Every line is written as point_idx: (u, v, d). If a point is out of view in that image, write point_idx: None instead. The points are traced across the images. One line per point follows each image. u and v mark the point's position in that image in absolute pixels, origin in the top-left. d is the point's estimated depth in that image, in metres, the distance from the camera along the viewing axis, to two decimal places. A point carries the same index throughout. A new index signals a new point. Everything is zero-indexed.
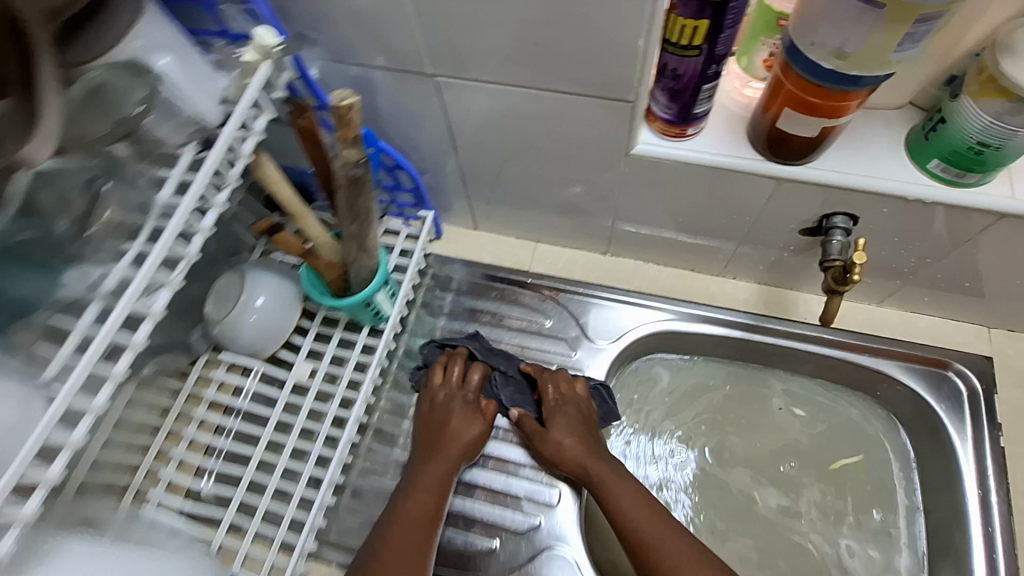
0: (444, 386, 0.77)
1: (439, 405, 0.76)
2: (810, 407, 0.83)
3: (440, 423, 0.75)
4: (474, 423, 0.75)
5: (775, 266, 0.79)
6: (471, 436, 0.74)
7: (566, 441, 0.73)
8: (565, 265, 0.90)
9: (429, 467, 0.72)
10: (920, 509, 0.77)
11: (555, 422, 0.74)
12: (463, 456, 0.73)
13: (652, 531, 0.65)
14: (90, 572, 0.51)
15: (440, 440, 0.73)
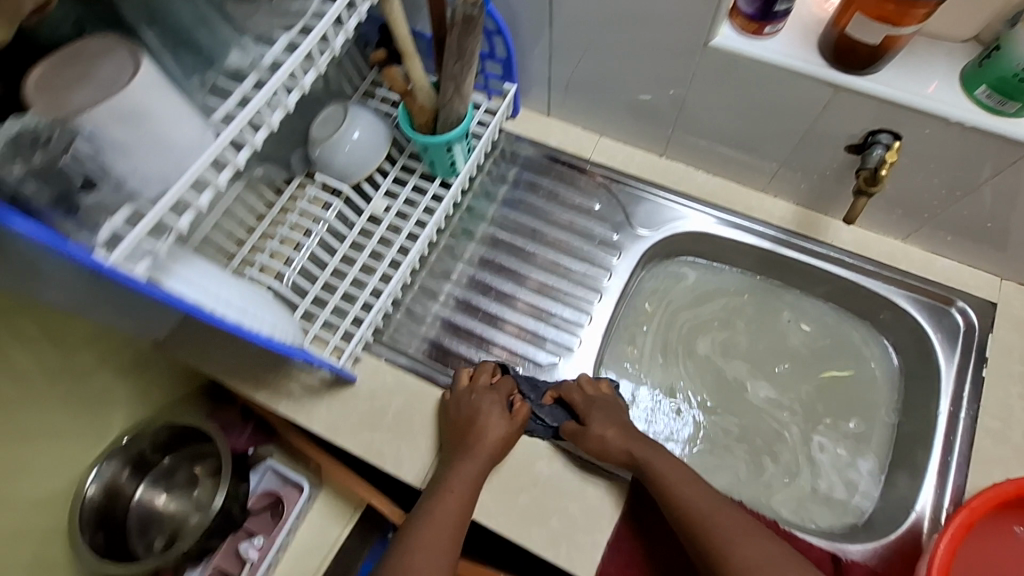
0: (474, 381, 0.81)
1: (470, 405, 0.77)
2: (816, 323, 0.92)
3: (468, 422, 0.76)
4: (501, 423, 0.76)
5: (816, 186, 0.85)
6: (499, 439, 0.76)
7: (608, 437, 0.76)
8: (623, 159, 0.96)
9: (460, 469, 0.73)
10: (895, 424, 0.85)
11: (592, 420, 0.78)
12: (491, 458, 0.75)
13: (706, 507, 0.69)
14: (208, 281, 0.62)
15: (471, 442, 0.74)
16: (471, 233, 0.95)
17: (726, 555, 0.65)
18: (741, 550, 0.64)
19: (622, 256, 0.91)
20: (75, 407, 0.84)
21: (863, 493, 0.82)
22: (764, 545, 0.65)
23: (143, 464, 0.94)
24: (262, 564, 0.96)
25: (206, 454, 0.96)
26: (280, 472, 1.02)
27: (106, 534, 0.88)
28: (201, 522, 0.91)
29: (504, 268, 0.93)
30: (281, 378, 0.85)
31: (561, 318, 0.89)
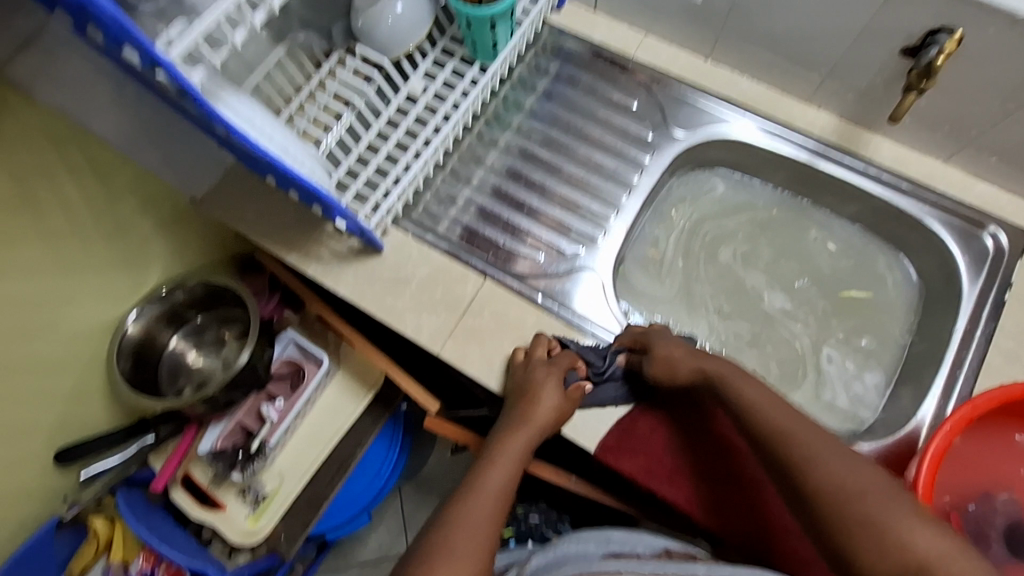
0: (532, 354, 0.77)
1: (527, 375, 0.75)
2: (843, 243, 0.92)
3: (523, 391, 0.74)
4: (556, 396, 0.73)
5: (863, 96, 0.83)
6: (553, 413, 0.73)
7: (667, 357, 0.73)
8: (666, 60, 0.95)
9: (512, 437, 0.71)
10: (907, 344, 0.86)
11: (653, 348, 0.75)
12: (544, 430, 0.72)
13: (787, 426, 0.60)
14: (252, 114, 0.63)
15: (524, 409, 0.73)
16: (508, 123, 0.97)
17: (805, 471, 0.56)
18: (828, 466, 0.55)
19: (654, 155, 0.92)
20: (116, 251, 0.87)
21: (865, 404, 0.84)
22: (852, 460, 0.55)
23: (177, 317, 0.99)
24: (281, 425, 1.03)
25: (236, 318, 1.01)
26: (303, 346, 1.07)
27: (138, 369, 0.95)
28: (224, 376, 0.95)
29: (537, 158, 0.94)
30: (313, 243, 0.88)
31: (589, 212, 0.90)
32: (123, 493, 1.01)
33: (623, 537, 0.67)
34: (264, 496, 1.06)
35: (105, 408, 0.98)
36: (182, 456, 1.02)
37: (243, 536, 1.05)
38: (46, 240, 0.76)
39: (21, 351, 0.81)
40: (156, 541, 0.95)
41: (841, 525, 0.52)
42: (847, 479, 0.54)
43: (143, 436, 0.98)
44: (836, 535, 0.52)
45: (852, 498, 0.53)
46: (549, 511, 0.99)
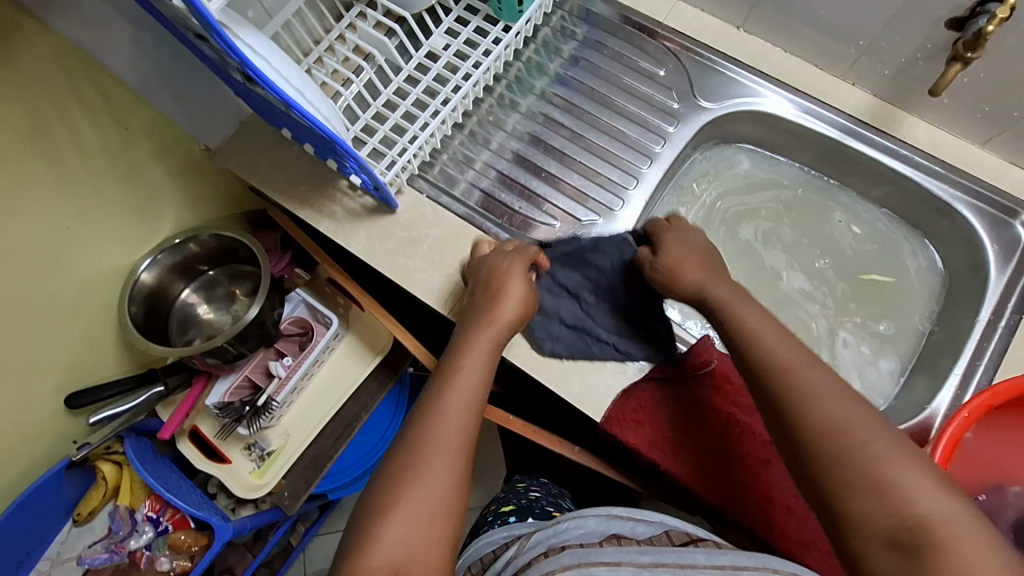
0: (496, 252, 0.78)
1: (488, 278, 0.75)
2: (867, 226, 0.89)
3: (488, 287, 0.74)
4: (512, 293, 0.73)
5: (900, 74, 0.80)
6: (516, 307, 0.72)
7: (681, 263, 0.72)
8: (697, 28, 0.91)
9: (479, 336, 0.69)
10: (926, 331, 0.84)
11: (663, 250, 0.74)
12: (509, 327, 0.71)
13: (789, 359, 0.57)
14: (267, 52, 0.62)
15: (489, 309, 0.72)
16: (530, 87, 0.95)
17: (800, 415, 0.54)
18: (828, 409, 0.53)
19: (679, 126, 0.89)
20: (130, 198, 0.87)
21: (878, 390, 0.82)
22: (853, 402, 0.53)
23: (189, 270, 1.00)
24: (289, 382, 1.03)
25: (246, 275, 1.03)
26: (312, 306, 1.07)
27: (148, 317, 0.95)
28: (232, 328, 0.95)
29: (557, 124, 0.92)
30: (326, 199, 0.87)
31: (608, 182, 0.88)
32: (132, 439, 1.01)
33: (626, 518, 0.64)
34: (268, 452, 1.08)
35: (116, 355, 1.00)
36: (188, 410, 1.03)
37: (247, 490, 1.06)
38: (59, 181, 0.76)
39: (34, 290, 0.82)
40: (163, 490, 0.97)
41: (840, 480, 0.50)
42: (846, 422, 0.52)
43: (152, 386, 0.99)
44: (826, 480, 0.51)
45: (851, 448, 0.50)
46: (550, 487, 0.94)
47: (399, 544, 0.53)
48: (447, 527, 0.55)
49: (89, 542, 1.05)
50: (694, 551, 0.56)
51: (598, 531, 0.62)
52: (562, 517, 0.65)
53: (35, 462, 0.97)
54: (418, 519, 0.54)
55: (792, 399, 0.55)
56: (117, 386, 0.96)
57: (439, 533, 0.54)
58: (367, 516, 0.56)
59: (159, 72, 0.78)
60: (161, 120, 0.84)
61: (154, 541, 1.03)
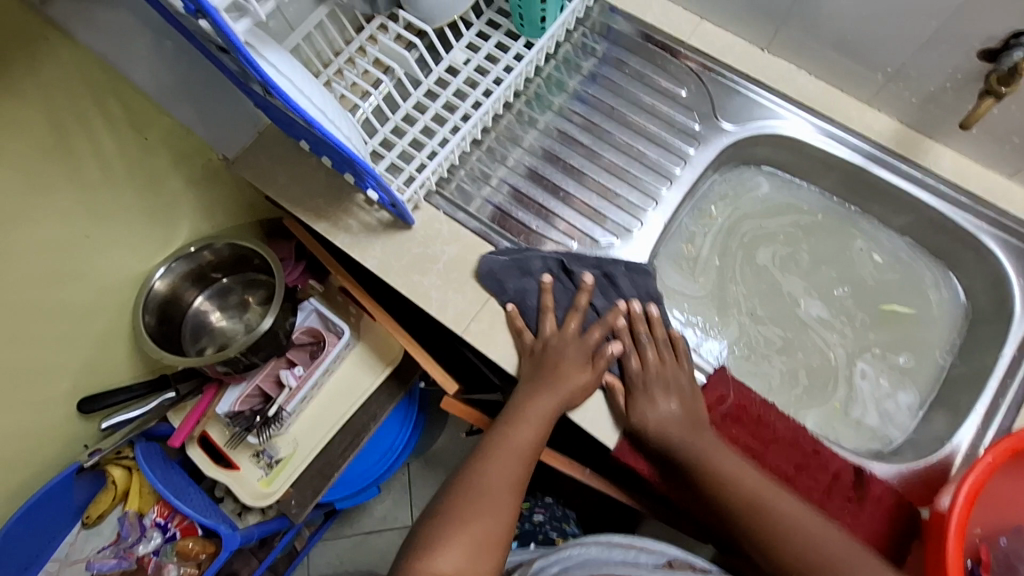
0: (556, 334, 0.77)
1: (552, 356, 0.75)
2: (888, 255, 0.88)
3: (552, 361, 0.74)
4: (582, 374, 0.74)
5: (928, 102, 0.79)
6: (578, 388, 0.73)
7: (650, 420, 0.71)
8: (721, 47, 0.90)
9: (536, 401, 0.73)
10: (946, 365, 0.82)
11: (637, 399, 0.73)
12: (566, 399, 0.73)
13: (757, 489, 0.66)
14: (289, 69, 0.61)
15: (550, 379, 0.73)
16: (549, 103, 0.94)
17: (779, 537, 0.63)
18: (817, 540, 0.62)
19: (700, 148, 0.88)
20: (148, 206, 0.87)
21: (895, 423, 0.81)
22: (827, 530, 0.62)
23: (203, 278, 1.00)
24: (300, 392, 1.04)
25: (260, 283, 1.03)
26: (324, 316, 1.07)
27: (162, 327, 0.95)
28: (245, 338, 0.96)
29: (575, 142, 0.92)
30: (342, 213, 0.87)
31: (626, 203, 0.87)
32: (143, 446, 1.01)
33: (629, 545, 0.66)
34: (277, 460, 1.08)
35: (129, 360, 1.00)
36: (200, 416, 1.03)
37: (255, 498, 1.06)
38: (79, 189, 0.76)
39: (50, 296, 0.82)
40: (172, 496, 0.97)
41: None
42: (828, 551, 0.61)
43: (163, 393, 1.00)
44: None
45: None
46: (554, 509, 0.98)
47: (460, 565, 0.61)
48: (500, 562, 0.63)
49: (97, 545, 1.06)
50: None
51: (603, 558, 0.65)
52: (570, 544, 0.68)
53: (45, 464, 0.98)
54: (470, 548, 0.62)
55: (777, 529, 0.63)
56: (130, 392, 0.98)
57: (494, 565, 0.63)
58: (427, 532, 0.64)
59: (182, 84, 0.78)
60: (181, 130, 0.84)
61: (163, 548, 1.03)
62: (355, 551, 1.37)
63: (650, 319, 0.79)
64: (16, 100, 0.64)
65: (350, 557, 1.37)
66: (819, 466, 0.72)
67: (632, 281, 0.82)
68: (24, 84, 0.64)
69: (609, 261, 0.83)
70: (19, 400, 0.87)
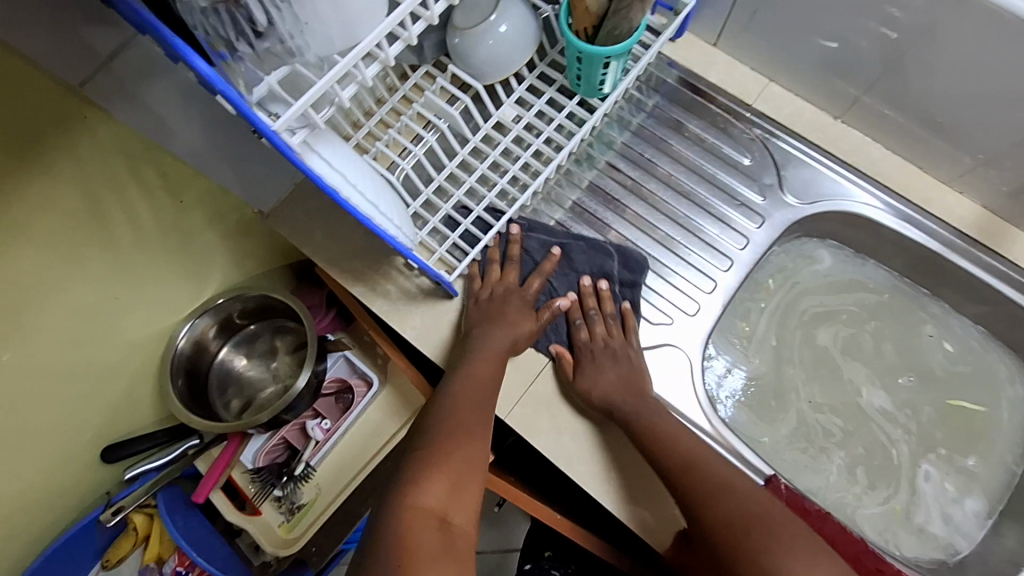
0: (500, 281, 0.78)
1: (497, 304, 0.76)
2: (960, 344, 0.82)
3: (498, 309, 0.75)
4: (529, 322, 0.76)
5: (1021, 193, 0.73)
6: (524, 334, 0.75)
7: (597, 389, 0.72)
8: (790, 113, 0.84)
9: (491, 336, 0.73)
10: (1019, 472, 0.77)
11: (585, 366, 0.74)
12: (514, 339, 0.74)
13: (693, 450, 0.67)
14: (343, 166, 0.57)
15: (494, 318, 0.75)
16: (597, 161, 0.89)
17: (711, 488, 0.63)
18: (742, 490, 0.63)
19: (762, 224, 0.83)
20: (179, 261, 0.84)
21: (962, 532, 0.75)
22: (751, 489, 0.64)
23: (228, 326, 0.97)
24: (325, 446, 1.02)
25: (289, 329, 0.99)
26: (352, 363, 1.04)
27: (189, 385, 0.93)
28: (279, 400, 0.93)
29: (622, 205, 0.86)
30: (380, 276, 0.83)
31: (680, 278, 0.82)
32: (165, 494, 0.98)
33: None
34: (299, 506, 1.01)
35: (153, 408, 0.97)
36: (224, 466, 0.99)
37: (277, 546, 1.01)
38: (111, 255, 0.73)
39: (78, 356, 0.79)
40: (190, 549, 0.95)
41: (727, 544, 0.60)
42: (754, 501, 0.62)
43: (187, 440, 0.98)
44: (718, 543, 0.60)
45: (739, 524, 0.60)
46: None
47: (445, 501, 0.58)
48: (481, 493, 0.61)
49: None
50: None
51: None
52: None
53: (69, 511, 0.96)
54: (453, 482, 0.60)
55: (711, 483, 0.64)
56: (153, 440, 0.96)
57: (476, 495, 0.61)
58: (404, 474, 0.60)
59: (220, 144, 0.74)
60: (217, 189, 0.80)
61: None
62: None
63: (600, 294, 0.80)
64: (50, 177, 0.61)
65: None
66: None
67: (587, 258, 0.81)
68: (60, 162, 0.61)
69: (575, 236, 0.83)
70: (46, 456, 0.85)
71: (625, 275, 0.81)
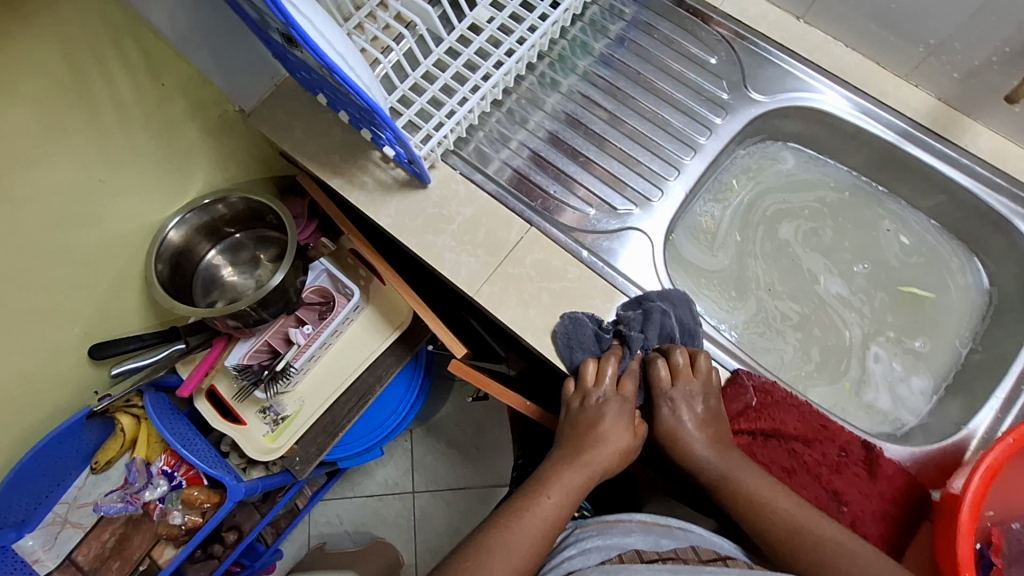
0: (597, 385, 0.70)
1: (591, 414, 0.68)
2: (916, 238, 0.85)
3: (569, 441, 0.68)
4: (625, 434, 0.67)
5: (970, 77, 0.75)
6: (608, 456, 0.66)
7: (683, 439, 0.67)
8: (754, 16, 0.87)
9: (562, 472, 0.65)
10: (964, 352, 0.80)
11: (660, 410, 0.70)
12: (595, 474, 0.65)
13: (767, 497, 0.62)
14: (311, 13, 0.65)
15: (564, 454, 0.67)
16: (573, 66, 0.91)
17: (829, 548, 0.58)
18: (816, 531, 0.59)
19: (727, 118, 0.86)
20: (162, 151, 0.87)
21: (908, 407, 0.79)
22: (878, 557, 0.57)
23: (215, 232, 1.00)
24: (308, 350, 1.02)
25: (272, 240, 1.02)
26: (334, 277, 1.04)
27: (172, 272, 0.95)
28: (255, 293, 0.95)
29: (597, 107, 0.89)
30: (357, 170, 0.86)
31: (649, 172, 0.85)
32: (151, 396, 1.02)
33: (602, 525, 0.62)
34: (283, 417, 1.07)
35: (141, 311, 1.00)
36: (209, 366, 1.03)
37: (261, 453, 1.05)
38: (95, 128, 0.76)
39: (64, 239, 0.82)
40: (179, 446, 0.98)
41: None
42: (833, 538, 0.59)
43: (173, 343, 1.00)
44: None
45: None
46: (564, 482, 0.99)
47: None
48: None
49: (105, 489, 1.07)
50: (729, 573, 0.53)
51: (621, 544, 0.60)
52: (585, 528, 0.63)
53: (60, 409, 0.99)
54: None
55: (823, 553, 0.58)
56: (140, 340, 0.97)
57: None
58: None
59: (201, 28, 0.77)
60: (197, 78, 0.84)
61: (168, 495, 1.04)
62: (354, 510, 1.45)
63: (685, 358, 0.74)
64: (31, 31, 0.64)
65: (347, 512, 1.45)
66: (828, 440, 0.70)
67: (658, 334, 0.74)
68: (41, 17, 0.64)
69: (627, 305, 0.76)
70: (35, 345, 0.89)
71: (682, 316, 0.76)
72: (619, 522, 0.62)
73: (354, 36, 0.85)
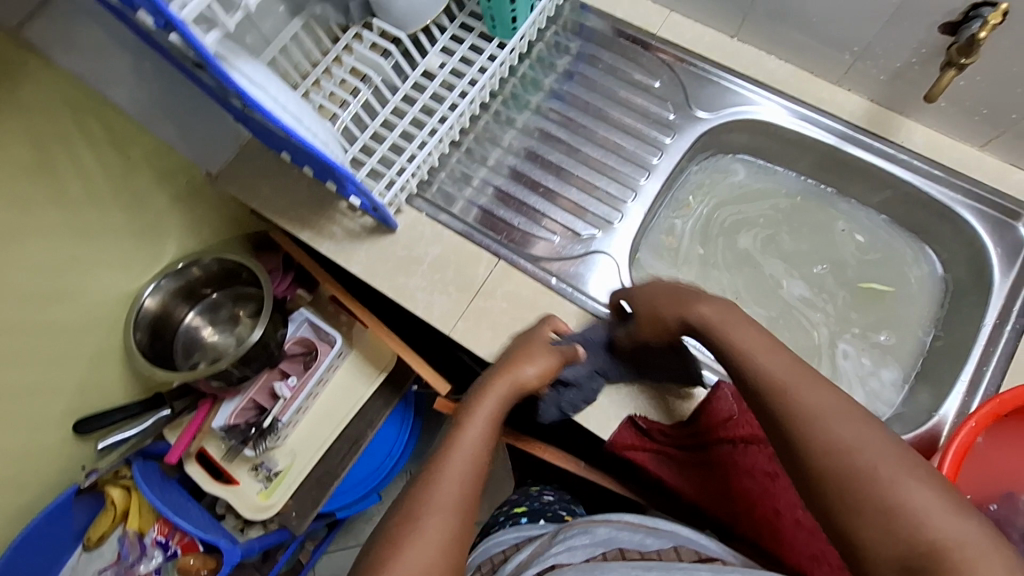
0: None
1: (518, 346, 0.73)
2: (870, 235, 0.88)
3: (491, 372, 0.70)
4: (542, 354, 0.71)
5: (896, 78, 0.80)
6: (537, 372, 0.70)
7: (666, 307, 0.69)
8: (691, 39, 0.92)
9: (485, 397, 0.66)
10: (928, 339, 0.82)
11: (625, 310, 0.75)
12: (518, 390, 0.68)
13: (749, 351, 0.58)
14: (265, 80, 0.68)
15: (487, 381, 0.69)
16: (525, 102, 0.95)
17: (806, 414, 0.52)
18: (801, 393, 0.53)
19: (676, 137, 0.89)
20: (132, 221, 0.88)
21: (882, 399, 0.81)
22: (869, 428, 0.50)
23: (193, 294, 1.00)
24: (295, 402, 1.02)
25: (249, 296, 1.01)
26: (316, 326, 1.05)
27: (152, 340, 0.96)
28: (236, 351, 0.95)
29: (553, 138, 0.93)
30: (325, 221, 0.88)
31: (608, 196, 0.88)
32: (140, 466, 1.01)
33: (590, 522, 0.64)
34: (276, 472, 1.06)
35: (123, 381, 0.99)
36: (192, 434, 1.02)
37: (255, 511, 1.04)
38: (65, 206, 0.78)
39: (40, 318, 0.82)
40: (170, 512, 0.97)
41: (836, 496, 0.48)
42: (814, 402, 0.52)
43: (158, 410, 1.00)
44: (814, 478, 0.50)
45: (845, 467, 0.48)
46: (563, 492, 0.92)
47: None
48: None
49: (98, 567, 1.04)
50: (699, 568, 0.54)
51: (606, 540, 0.61)
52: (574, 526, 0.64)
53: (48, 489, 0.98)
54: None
55: (799, 419, 0.52)
56: (124, 412, 0.97)
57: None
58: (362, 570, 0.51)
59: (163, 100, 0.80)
60: (163, 148, 0.86)
61: (163, 565, 1.02)
62: None
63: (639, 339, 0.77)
64: None
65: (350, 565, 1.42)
66: None
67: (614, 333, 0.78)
68: None
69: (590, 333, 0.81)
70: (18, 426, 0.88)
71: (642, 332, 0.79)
72: (606, 521, 0.64)
73: (311, 94, 0.88)
